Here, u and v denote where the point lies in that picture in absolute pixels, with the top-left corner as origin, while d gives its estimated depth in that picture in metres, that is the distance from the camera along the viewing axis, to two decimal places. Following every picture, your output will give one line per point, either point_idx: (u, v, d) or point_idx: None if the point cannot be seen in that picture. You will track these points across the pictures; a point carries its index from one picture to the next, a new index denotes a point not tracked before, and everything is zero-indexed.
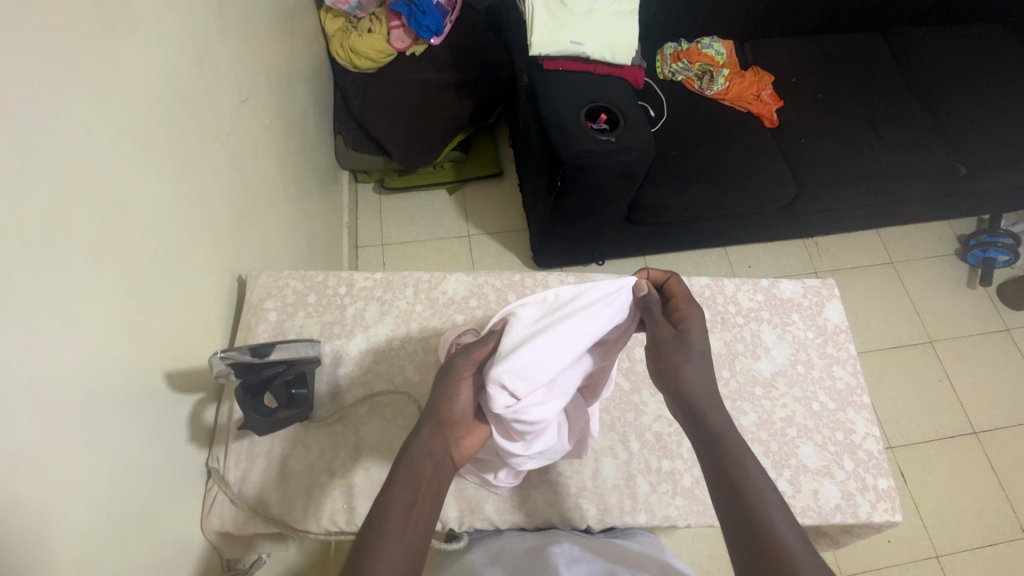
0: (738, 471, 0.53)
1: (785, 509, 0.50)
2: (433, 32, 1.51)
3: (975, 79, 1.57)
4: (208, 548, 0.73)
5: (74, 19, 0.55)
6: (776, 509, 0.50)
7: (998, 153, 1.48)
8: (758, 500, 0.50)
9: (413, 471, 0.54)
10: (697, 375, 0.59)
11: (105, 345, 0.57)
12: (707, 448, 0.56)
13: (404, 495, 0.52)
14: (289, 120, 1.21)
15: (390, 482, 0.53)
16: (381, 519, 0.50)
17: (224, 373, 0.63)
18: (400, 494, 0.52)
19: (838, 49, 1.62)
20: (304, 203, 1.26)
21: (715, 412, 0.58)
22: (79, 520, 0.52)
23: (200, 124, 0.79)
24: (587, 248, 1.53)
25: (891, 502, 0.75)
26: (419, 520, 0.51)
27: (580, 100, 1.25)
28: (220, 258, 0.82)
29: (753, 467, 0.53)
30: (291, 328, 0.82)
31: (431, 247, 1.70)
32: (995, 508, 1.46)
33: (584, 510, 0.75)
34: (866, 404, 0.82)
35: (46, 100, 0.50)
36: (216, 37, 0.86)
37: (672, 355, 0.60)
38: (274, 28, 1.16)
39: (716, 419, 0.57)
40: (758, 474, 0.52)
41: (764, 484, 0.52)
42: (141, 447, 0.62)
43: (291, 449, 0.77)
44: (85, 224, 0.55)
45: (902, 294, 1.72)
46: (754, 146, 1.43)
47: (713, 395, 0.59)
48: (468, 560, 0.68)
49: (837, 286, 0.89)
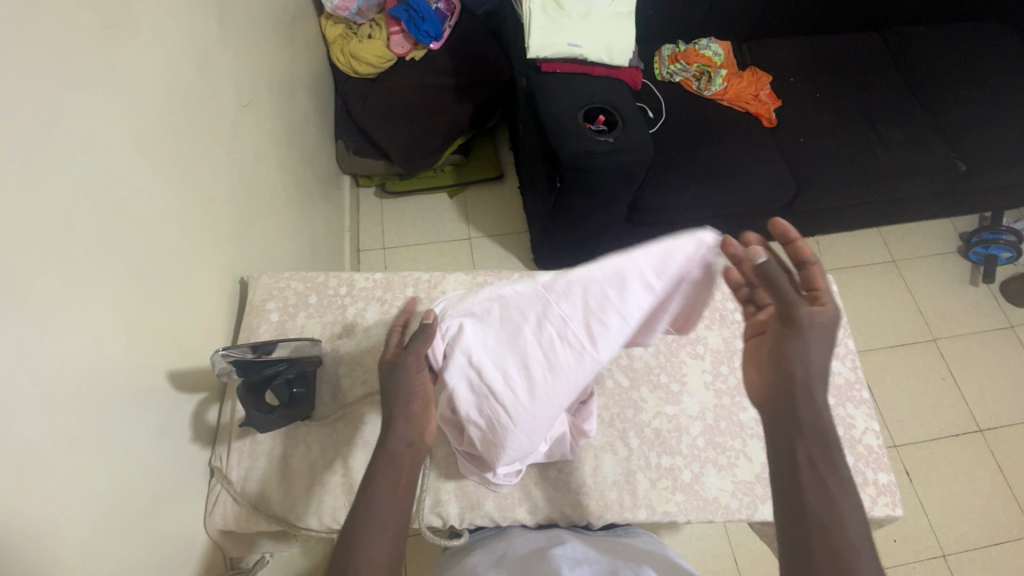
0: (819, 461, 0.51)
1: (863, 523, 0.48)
2: (433, 37, 1.53)
3: (973, 77, 1.58)
4: (212, 547, 0.74)
5: (77, 26, 0.56)
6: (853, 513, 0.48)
7: (998, 149, 1.47)
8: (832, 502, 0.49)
9: (393, 461, 0.57)
10: (808, 374, 0.54)
11: (108, 344, 0.57)
12: (791, 436, 0.53)
13: (384, 485, 0.54)
14: (290, 125, 1.23)
15: (368, 477, 0.55)
16: (365, 516, 0.52)
17: (225, 372, 0.64)
18: (382, 488, 0.54)
19: (835, 49, 1.63)
20: (305, 207, 1.27)
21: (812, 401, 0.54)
22: (82, 518, 0.52)
23: (202, 128, 0.80)
24: (589, 249, 1.54)
25: (892, 496, 0.75)
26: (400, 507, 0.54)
27: (579, 102, 1.26)
28: (222, 260, 0.83)
29: (842, 479, 0.50)
30: (292, 329, 0.83)
31: (433, 250, 1.71)
32: (1001, 506, 1.45)
33: (583, 506, 0.75)
34: (865, 399, 0.82)
35: (49, 105, 0.52)
36: (217, 42, 0.87)
37: (801, 348, 0.55)
38: (275, 35, 1.17)
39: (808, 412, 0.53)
40: (845, 482, 0.50)
41: (846, 491, 0.49)
42: (145, 446, 0.62)
43: (293, 449, 0.77)
44: (88, 224, 0.56)
45: (904, 292, 1.72)
46: (753, 146, 1.44)
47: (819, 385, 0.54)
48: (471, 561, 0.68)
49: (835, 283, 0.89)
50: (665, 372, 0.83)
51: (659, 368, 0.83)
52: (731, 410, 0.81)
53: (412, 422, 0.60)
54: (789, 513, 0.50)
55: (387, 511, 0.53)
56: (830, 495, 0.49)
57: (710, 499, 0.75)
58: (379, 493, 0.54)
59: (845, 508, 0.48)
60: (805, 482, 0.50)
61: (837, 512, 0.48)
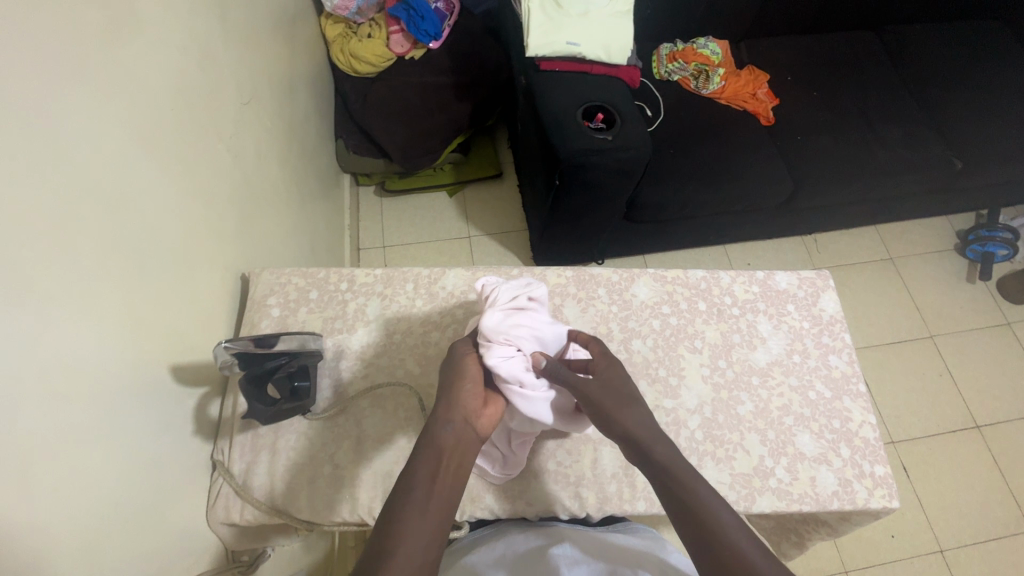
0: (690, 497, 0.55)
1: (743, 527, 0.53)
2: (432, 37, 1.54)
3: (969, 75, 1.58)
4: (214, 539, 0.75)
5: (81, 22, 0.56)
6: (732, 523, 0.53)
7: (994, 147, 1.48)
8: (713, 516, 0.53)
9: (438, 450, 0.58)
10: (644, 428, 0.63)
11: (112, 338, 0.58)
12: (661, 480, 0.58)
13: (423, 474, 0.56)
14: (291, 123, 1.23)
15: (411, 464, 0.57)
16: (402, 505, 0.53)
17: (226, 364, 0.65)
18: (422, 472, 0.56)
19: (832, 48, 1.64)
20: (305, 204, 1.28)
21: (659, 446, 0.61)
22: (86, 509, 0.53)
23: (204, 125, 0.80)
24: (587, 247, 1.54)
25: (888, 488, 0.76)
26: (439, 498, 0.54)
27: (577, 100, 1.27)
28: (224, 255, 0.83)
29: (715, 503, 0.55)
30: (293, 325, 0.84)
31: (432, 248, 1.72)
32: (998, 502, 1.46)
33: (583, 499, 0.76)
34: (862, 392, 0.82)
35: (53, 98, 0.52)
36: (219, 40, 0.88)
37: (622, 407, 0.64)
38: (276, 33, 1.18)
39: (662, 454, 0.60)
40: (710, 495, 0.55)
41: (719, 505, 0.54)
42: (148, 439, 0.63)
43: (294, 443, 0.78)
44: (93, 219, 0.56)
45: (902, 289, 1.72)
46: (750, 144, 1.45)
47: (655, 431, 0.63)
48: (471, 558, 0.69)
49: (832, 277, 0.90)
50: (663, 366, 0.82)
51: (657, 362, 0.82)
52: (728, 404, 0.80)
53: (461, 411, 0.62)
54: (692, 542, 0.53)
55: (426, 494, 0.54)
56: (711, 521, 0.53)
57: None
58: (420, 478, 0.56)
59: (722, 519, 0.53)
60: (686, 510, 0.55)
61: (724, 534, 0.52)
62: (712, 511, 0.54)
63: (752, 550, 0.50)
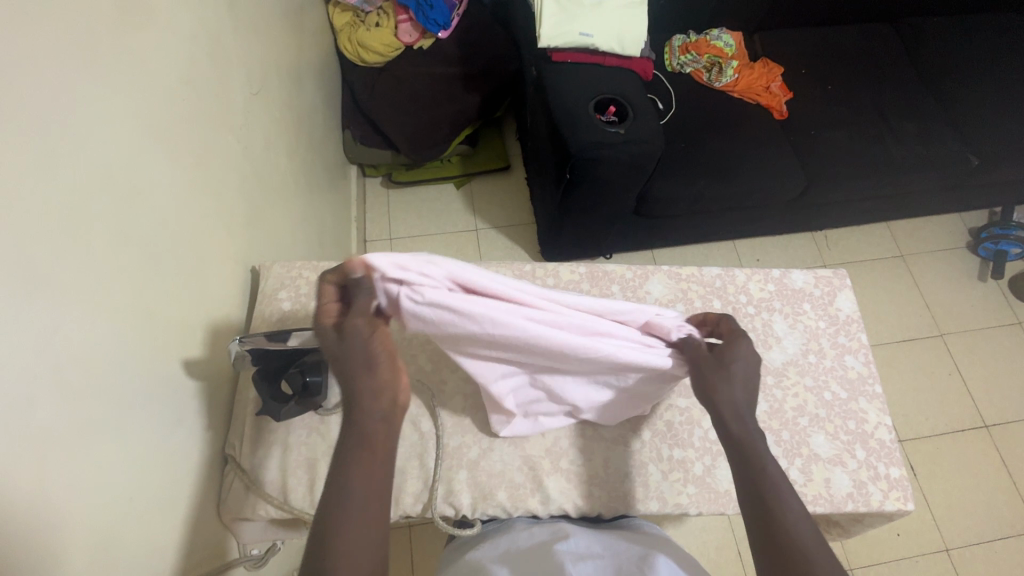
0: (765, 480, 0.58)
1: (808, 521, 0.56)
2: (441, 26, 1.53)
3: (987, 69, 1.56)
4: (226, 532, 0.75)
5: (93, 11, 0.55)
6: (800, 518, 0.56)
7: (1011, 144, 1.46)
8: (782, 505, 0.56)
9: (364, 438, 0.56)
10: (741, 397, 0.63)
11: (124, 331, 0.57)
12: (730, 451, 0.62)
13: (360, 466, 0.55)
14: (299, 113, 1.22)
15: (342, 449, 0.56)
16: (341, 496, 0.53)
17: (239, 359, 0.67)
18: (355, 475, 0.55)
19: (847, 40, 1.61)
20: (313, 196, 1.27)
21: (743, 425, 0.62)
22: (99, 507, 0.52)
23: (214, 115, 0.79)
24: (595, 241, 1.53)
25: (903, 491, 0.75)
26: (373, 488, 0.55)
27: (589, 92, 1.25)
28: (234, 249, 0.82)
29: (789, 497, 0.57)
30: (304, 319, 0.83)
31: (439, 240, 1.70)
32: (1005, 501, 1.45)
33: (596, 498, 0.76)
34: (877, 394, 0.82)
35: (67, 91, 0.51)
36: (227, 28, 0.86)
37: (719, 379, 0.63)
38: (284, 22, 1.16)
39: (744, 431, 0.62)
40: (782, 481, 0.58)
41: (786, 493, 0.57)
42: (160, 434, 0.63)
43: (306, 438, 0.78)
44: (104, 214, 0.55)
45: (912, 287, 1.71)
46: (763, 139, 1.43)
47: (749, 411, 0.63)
48: (475, 554, 0.68)
49: (849, 276, 0.89)
50: None
51: None
52: None
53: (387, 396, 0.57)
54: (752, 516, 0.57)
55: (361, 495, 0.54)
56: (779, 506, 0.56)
57: (721, 492, 0.76)
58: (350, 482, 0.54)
59: (788, 507, 0.56)
60: (752, 488, 0.58)
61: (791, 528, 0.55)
62: (783, 504, 0.57)
63: (811, 544, 0.54)
